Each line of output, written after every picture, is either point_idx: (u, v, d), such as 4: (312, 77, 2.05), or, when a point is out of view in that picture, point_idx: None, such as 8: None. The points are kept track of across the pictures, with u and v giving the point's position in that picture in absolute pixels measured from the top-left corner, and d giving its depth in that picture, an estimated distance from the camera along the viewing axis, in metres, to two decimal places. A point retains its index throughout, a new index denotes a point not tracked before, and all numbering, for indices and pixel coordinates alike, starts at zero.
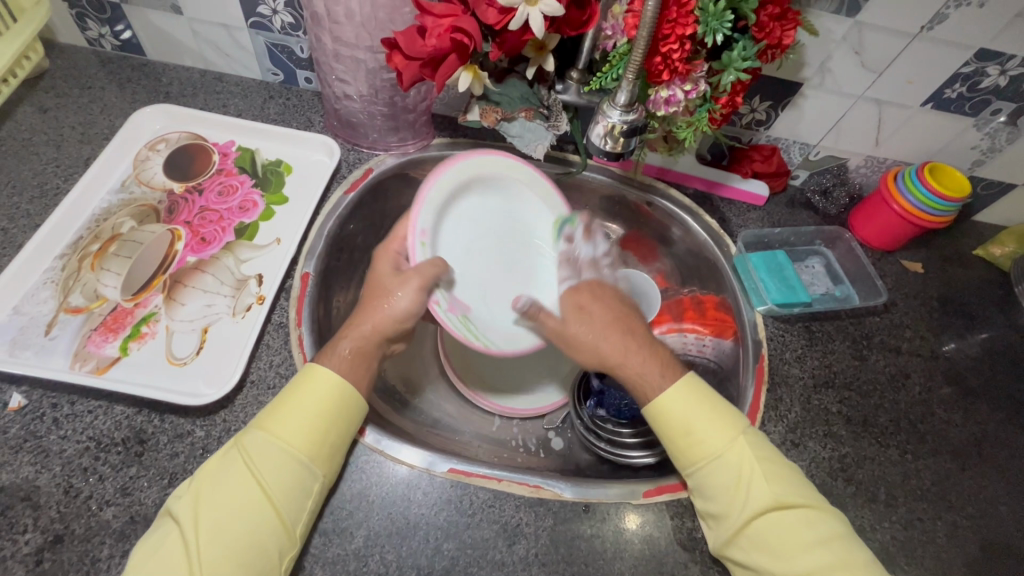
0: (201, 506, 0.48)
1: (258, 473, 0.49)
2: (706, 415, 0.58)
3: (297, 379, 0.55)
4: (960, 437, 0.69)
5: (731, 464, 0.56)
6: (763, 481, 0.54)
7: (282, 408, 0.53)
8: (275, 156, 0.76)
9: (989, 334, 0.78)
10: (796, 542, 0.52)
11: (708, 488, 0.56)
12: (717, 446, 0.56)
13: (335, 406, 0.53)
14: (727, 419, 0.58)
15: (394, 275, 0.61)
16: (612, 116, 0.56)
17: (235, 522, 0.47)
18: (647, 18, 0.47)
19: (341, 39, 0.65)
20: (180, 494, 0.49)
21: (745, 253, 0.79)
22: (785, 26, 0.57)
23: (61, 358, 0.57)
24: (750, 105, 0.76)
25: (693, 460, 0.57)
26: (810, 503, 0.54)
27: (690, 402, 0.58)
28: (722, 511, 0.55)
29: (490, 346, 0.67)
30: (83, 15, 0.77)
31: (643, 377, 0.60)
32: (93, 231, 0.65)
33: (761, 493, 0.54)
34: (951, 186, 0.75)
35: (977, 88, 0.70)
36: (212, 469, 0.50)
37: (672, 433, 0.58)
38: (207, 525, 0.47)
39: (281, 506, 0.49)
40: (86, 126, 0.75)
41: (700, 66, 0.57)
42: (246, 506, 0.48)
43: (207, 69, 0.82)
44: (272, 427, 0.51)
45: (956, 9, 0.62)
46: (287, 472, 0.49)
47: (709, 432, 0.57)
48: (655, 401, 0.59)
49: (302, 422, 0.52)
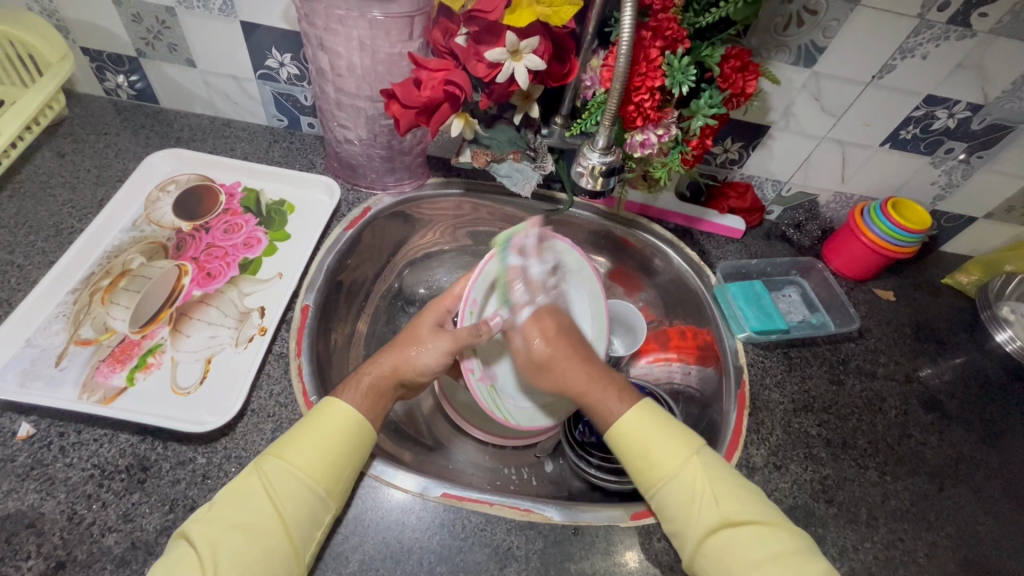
0: (221, 530, 0.49)
1: (275, 501, 0.51)
2: (660, 436, 0.61)
3: (316, 411, 0.57)
4: (936, 458, 0.72)
5: (686, 482, 0.58)
6: (715, 498, 0.57)
7: (300, 437, 0.55)
8: (279, 196, 0.80)
9: (961, 359, 0.81)
10: (749, 558, 0.54)
11: (666, 508, 0.58)
12: (671, 464, 0.59)
13: (351, 439, 0.56)
14: (681, 438, 0.61)
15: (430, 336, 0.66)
16: (591, 157, 0.61)
17: (250, 549, 0.49)
18: (619, 72, 0.52)
19: (343, 90, 0.71)
20: (196, 517, 0.51)
21: (723, 283, 0.83)
22: (747, 77, 0.63)
23: (69, 388, 0.59)
24: (723, 146, 0.82)
25: (650, 479, 0.59)
26: (764, 519, 0.56)
27: (644, 425, 0.62)
28: (680, 531, 0.57)
29: (510, 420, 0.71)
30: (102, 67, 0.82)
31: (598, 400, 0.67)
32: (104, 267, 0.69)
33: (712, 511, 0.56)
34: (913, 219, 0.80)
35: (929, 129, 0.76)
36: (232, 493, 0.52)
37: (630, 454, 0.62)
38: (224, 550, 0.48)
39: (294, 534, 0.51)
40: (101, 169, 0.79)
41: (670, 112, 0.63)
42: (262, 534, 0.49)
43: (216, 116, 0.88)
44: (291, 456, 0.54)
45: (903, 60, 0.69)
46: (304, 503, 0.52)
47: (664, 452, 0.60)
48: (612, 427, 0.63)
49: (320, 453, 0.54)
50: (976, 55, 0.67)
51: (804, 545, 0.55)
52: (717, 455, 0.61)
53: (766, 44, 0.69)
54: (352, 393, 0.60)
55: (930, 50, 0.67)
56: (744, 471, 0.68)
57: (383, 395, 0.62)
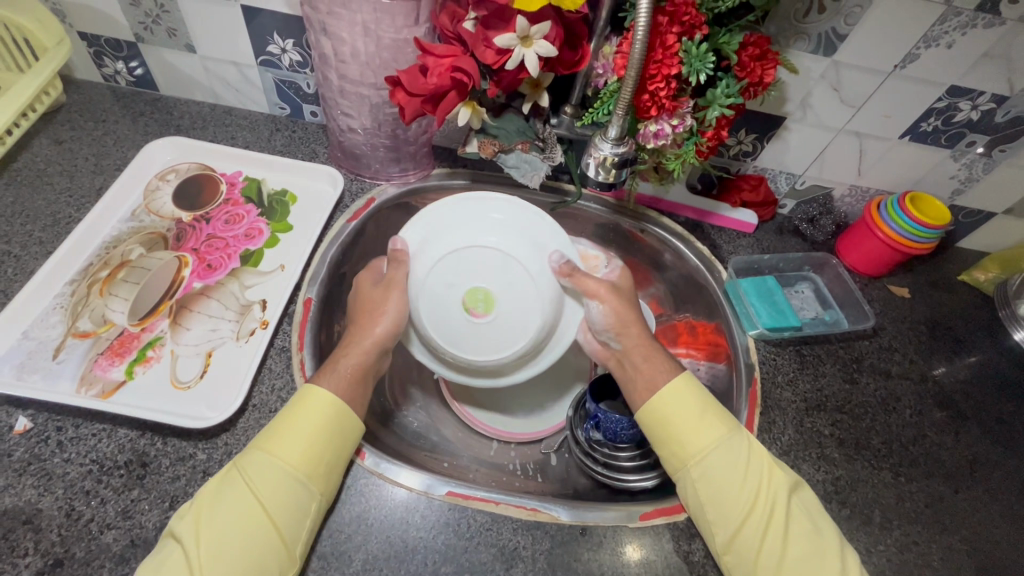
0: (200, 520, 0.49)
1: (254, 489, 0.50)
2: (701, 411, 0.62)
3: (293, 399, 0.57)
4: (952, 459, 0.70)
5: (730, 454, 0.59)
6: (756, 469, 0.59)
7: (279, 426, 0.54)
8: (281, 186, 0.78)
9: (977, 358, 0.79)
10: (789, 524, 0.56)
11: (705, 489, 0.58)
12: (716, 437, 0.60)
13: (328, 424, 0.55)
14: (719, 417, 0.62)
15: (376, 288, 0.65)
16: (603, 148, 0.59)
17: (235, 539, 0.48)
18: (635, 60, 0.50)
19: (347, 76, 0.69)
20: (182, 512, 0.50)
21: (735, 278, 0.81)
22: (766, 66, 0.60)
23: (68, 381, 0.58)
24: (737, 137, 0.80)
25: (696, 452, 0.60)
26: (794, 488, 0.59)
27: (688, 399, 0.62)
28: (723, 506, 0.57)
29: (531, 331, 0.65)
30: (100, 53, 0.80)
31: (648, 375, 0.64)
32: (103, 257, 0.68)
33: (756, 480, 0.58)
34: (931, 213, 0.78)
35: (951, 121, 0.73)
36: (215, 487, 0.51)
37: (668, 433, 0.61)
38: (205, 540, 0.47)
39: (279, 523, 0.49)
40: (100, 157, 0.78)
41: (686, 102, 0.61)
42: (245, 524, 0.48)
43: (217, 104, 0.86)
44: (269, 445, 0.53)
45: (927, 49, 0.66)
46: (285, 490, 0.50)
47: (706, 426, 0.61)
48: (653, 400, 0.62)
49: (297, 439, 0.53)
50: (1004, 44, 0.65)
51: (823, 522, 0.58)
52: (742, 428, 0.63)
53: (785, 31, 0.67)
54: (347, 379, 0.59)
55: (956, 38, 0.65)
56: None
57: (370, 373, 0.62)
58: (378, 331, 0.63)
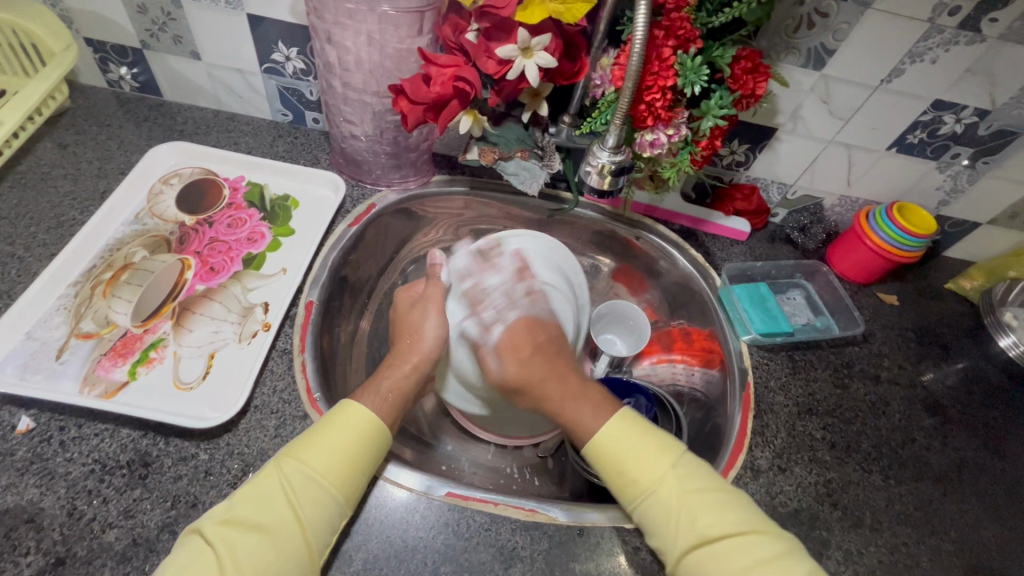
0: (236, 527, 0.49)
1: (294, 504, 0.50)
2: (642, 450, 0.59)
3: (332, 413, 0.57)
4: (940, 462, 0.72)
5: (664, 497, 0.57)
6: (695, 512, 0.56)
7: (317, 440, 0.54)
8: (283, 191, 0.79)
9: (963, 364, 0.81)
10: (738, 568, 0.53)
11: (646, 524, 0.57)
12: (651, 479, 0.57)
13: (368, 446, 0.55)
14: (663, 446, 0.60)
15: (415, 310, 0.68)
16: (601, 156, 0.60)
17: (268, 549, 0.48)
18: (632, 71, 0.52)
19: (350, 84, 0.70)
20: (213, 514, 0.50)
21: (728, 285, 0.83)
22: (758, 79, 0.63)
23: (70, 381, 0.58)
24: (730, 147, 0.82)
25: (632, 494, 0.58)
26: (742, 530, 0.55)
27: (625, 437, 0.60)
28: (662, 544, 0.56)
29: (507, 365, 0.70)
30: (105, 59, 0.82)
31: (574, 413, 0.63)
32: (106, 260, 0.68)
33: (692, 522, 0.55)
34: (918, 223, 0.80)
35: (936, 134, 0.76)
36: (250, 494, 0.51)
37: (609, 470, 0.60)
38: (242, 549, 0.48)
39: (311, 536, 0.50)
40: (104, 161, 0.78)
41: (681, 113, 0.63)
42: (280, 536, 0.49)
43: (220, 110, 0.87)
44: (308, 458, 0.53)
45: (912, 65, 0.69)
46: (322, 506, 0.51)
47: (643, 466, 0.58)
48: (593, 441, 0.60)
49: (339, 457, 0.53)
50: (984, 61, 0.67)
51: (788, 546, 0.55)
52: (695, 464, 0.59)
53: (776, 46, 0.69)
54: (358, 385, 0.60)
55: (939, 55, 0.67)
56: (749, 473, 0.68)
57: (390, 386, 0.63)
58: (420, 352, 0.65)
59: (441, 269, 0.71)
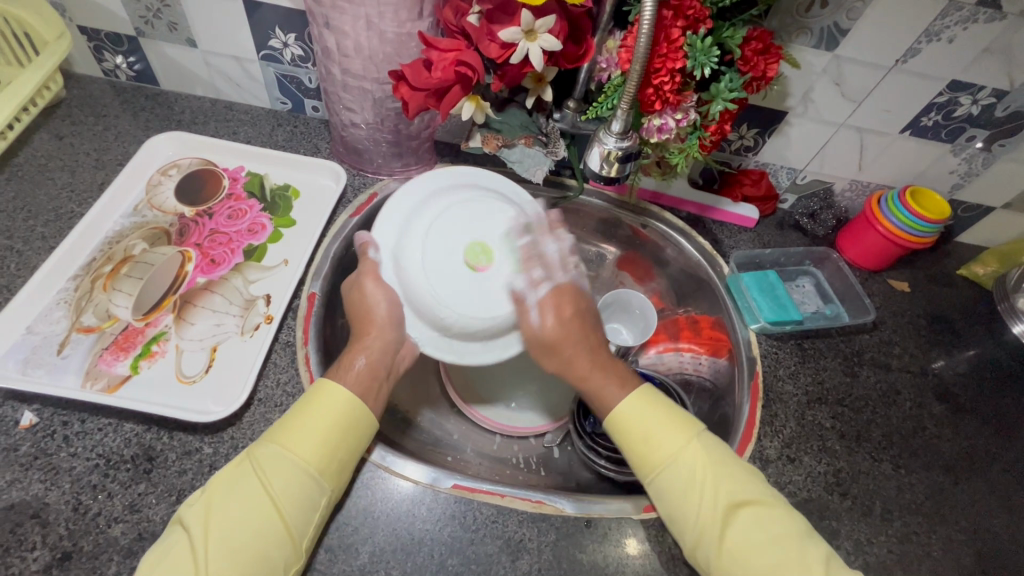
0: (215, 511, 0.49)
1: (268, 484, 0.50)
2: (662, 421, 0.59)
3: (308, 394, 0.56)
4: (951, 451, 0.71)
5: (683, 470, 0.56)
6: (712, 486, 0.55)
7: (293, 420, 0.54)
8: (283, 181, 0.78)
9: (976, 351, 0.80)
10: (757, 541, 0.53)
11: (665, 496, 0.56)
12: (671, 450, 0.57)
13: (341, 424, 0.54)
14: (680, 421, 0.59)
15: (355, 290, 0.64)
16: (607, 142, 0.59)
17: (244, 531, 0.48)
18: (640, 53, 0.50)
19: (350, 71, 0.69)
20: (194, 500, 0.50)
21: (737, 273, 0.81)
22: (769, 60, 0.61)
23: (73, 376, 0.58)
24: (738, 132, 0.80)
25: (650, 466, 0.57)
26: (762, 502, 0.55)
27: (647, 410, 0.59)
28: (679, 518, 0.55)
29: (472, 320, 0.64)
30: (100, 47, 0.80)
31: (602, 386, 0.62)
32: (106, 252, 0.67)
33: (710, 497, 0.55)
34: (931, 208, 0.78)
35: (951, 116, 0.74)
36: (228, 477, 0.51)
37: (630, 441, 0.59)
38: (218, 531, 0.48)
39: (288, 516, 0.50)
40: (101, 152, 0.77)
41: (690, 96, 0.61)
42: (254, 517, 0.49)
43: (218, 99, 0.85)
44: (283, 438, 0.53)
45: (928, 44, 0.66)
46: (296, 484, 0.50)
47: (663, 437, 0.58)
48: (613, 412, 0.60)
49: (312, 436, 0.53)
50: (1004, 39, 0.65)
51: (801, 524, 0.54)
52: (714, 437, 0.59)
53: (787, 25, 0.67)
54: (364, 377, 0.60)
55: (957, 33, 0.65)
56: (757, 464, 0.67)
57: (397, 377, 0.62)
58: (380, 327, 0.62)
59: (373, 246, 0.65)
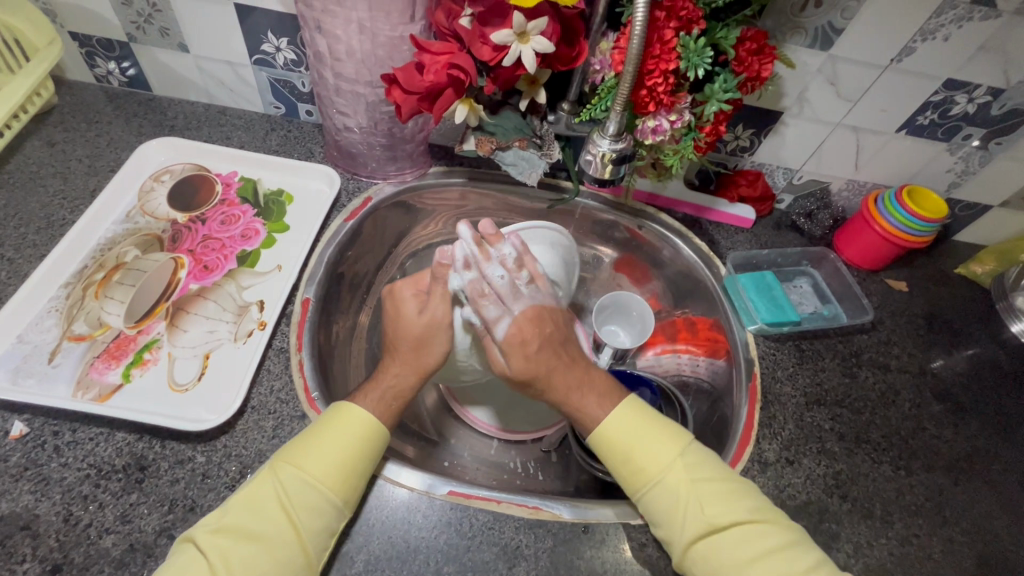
0: (232, 537, 0.48)
1: (291, 510, 0.49)
2: (648, 436, 0.58)
3: (330, 416, 0.56)
4: (951, 451, 0.71)
5: (671, 486, 0.55)
6: (700, 504, 0.54)
7: (315, 443, 0.53)
8: (277, 185, 0.78)
9: (975, 351, 0.80)
10: (744, 557, 0.52)
11: (651, 514, 0.56)
12: (657, 467, 0.56)
13: (363, 451, 0.54)
14: (666, 437, 0.58)
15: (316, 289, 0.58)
16: (601, 144, 0.58)
17: (263, 559, 0.47)
18: (632, 54, 0.50)
19: (342, 75, 0.68)
20: (205, 521, 0.49)
21: (734, 274, 0.81)
22: (763, 60, 0.60)
23: (64, 385, 0.57)
24: (734, 133, 0.80)
25: (636, 484, 0.57)
26: (755, 519, 0.54)
27: (630, 426, 0.58)
28: (667, 535, 0.55)
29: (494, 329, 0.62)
30: (92, 53, 0.80)
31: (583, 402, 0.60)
32: (97, 260, 0.67)
33: (698, 516, 0.54)
34: (929, 207, 0.78)
35: (947, 115, 0.73)
36: (246, 500, 0.50)
37: (615, 458, 0.58)
38: (237, 558, 0.47)
39: (308, 545, 0.49)
40: (93, 159, 0.77)
41: (684, 97, 0.61)
42: (275, 544, 0.48)
43: (211, 104, 0.85)
44: (305, 462, 0.52)
45: (922, 43, 0.66)
46: (320, 512, 0.50)
47: (651, 454, 0.57)
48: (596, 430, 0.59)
49: (336, 462, 0.52)
50: (1000, 36, 0.65)
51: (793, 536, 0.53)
52: (702, 450, 0.58)
53: (782, 25, 0.67)
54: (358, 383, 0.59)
55: (952, 31, 0.65)
56: (757, 467, 0.67)
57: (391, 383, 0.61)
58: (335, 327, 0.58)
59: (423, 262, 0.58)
